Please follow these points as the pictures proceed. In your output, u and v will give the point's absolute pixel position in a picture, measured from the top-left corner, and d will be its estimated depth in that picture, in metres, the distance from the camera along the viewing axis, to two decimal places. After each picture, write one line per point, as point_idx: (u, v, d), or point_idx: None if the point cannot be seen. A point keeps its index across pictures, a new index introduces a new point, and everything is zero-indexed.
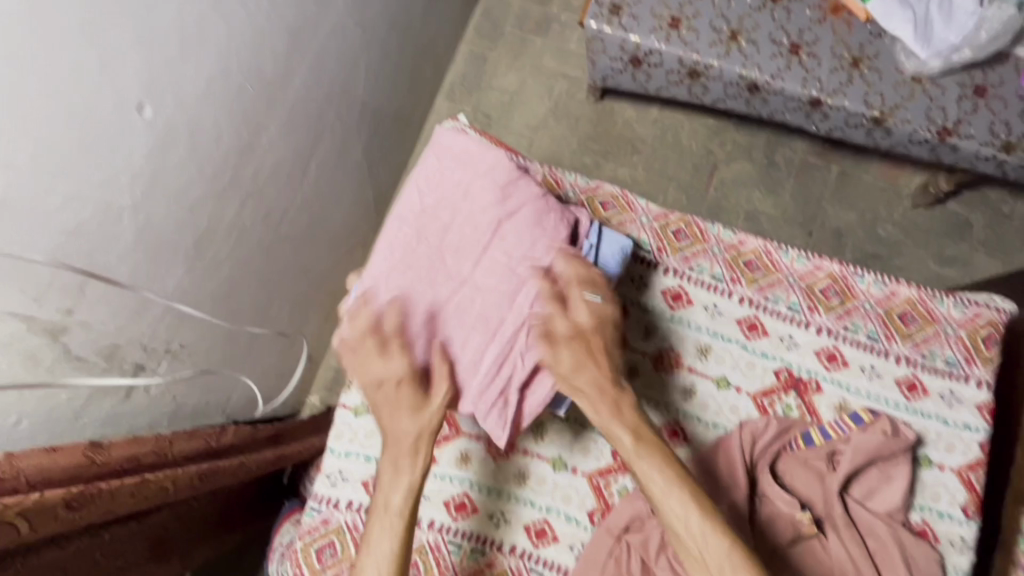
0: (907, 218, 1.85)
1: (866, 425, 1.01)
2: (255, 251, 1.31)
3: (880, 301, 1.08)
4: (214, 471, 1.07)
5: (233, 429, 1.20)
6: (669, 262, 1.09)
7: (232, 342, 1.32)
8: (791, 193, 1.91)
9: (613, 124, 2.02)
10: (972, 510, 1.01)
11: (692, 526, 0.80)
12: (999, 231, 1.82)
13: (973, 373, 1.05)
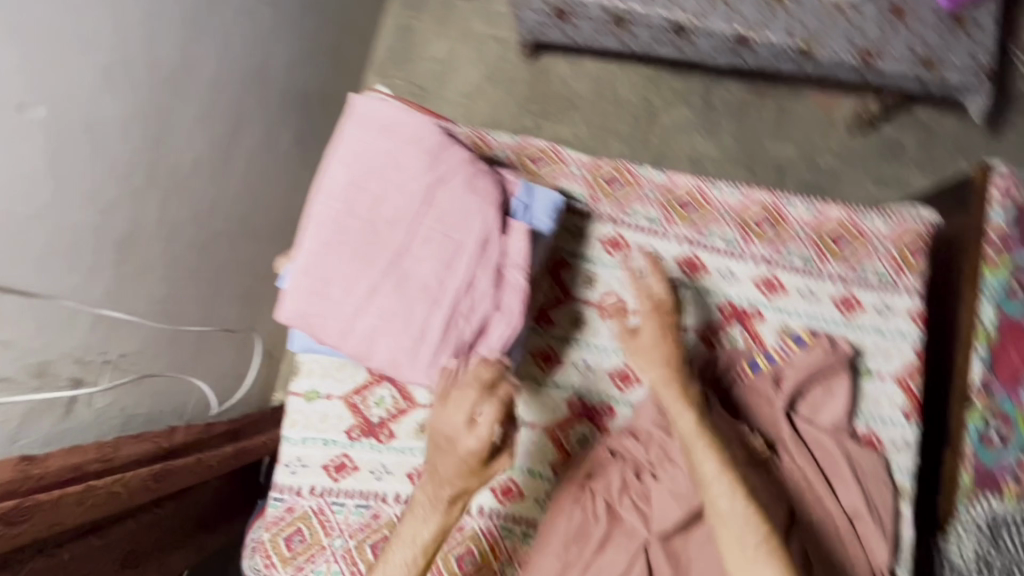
0: (845, 146, 1.88)
1: (808, 346, 1.05)
2: (188, 250, 1.26)
3: (812, 225, 1.10)
4: (168, 470, 1.09)
5: (184, 429, 1.21)
6: (604, 209, 1.10)
7: (179, 348, 1.29)
8: (731, 134, 1.93)
9: (549, 83, 2.00)
10: (913, 413, 1.05)
11: (730, 511, 0.87)
12: (933, 149, 1.83)
13: (904, 284, 1.08)
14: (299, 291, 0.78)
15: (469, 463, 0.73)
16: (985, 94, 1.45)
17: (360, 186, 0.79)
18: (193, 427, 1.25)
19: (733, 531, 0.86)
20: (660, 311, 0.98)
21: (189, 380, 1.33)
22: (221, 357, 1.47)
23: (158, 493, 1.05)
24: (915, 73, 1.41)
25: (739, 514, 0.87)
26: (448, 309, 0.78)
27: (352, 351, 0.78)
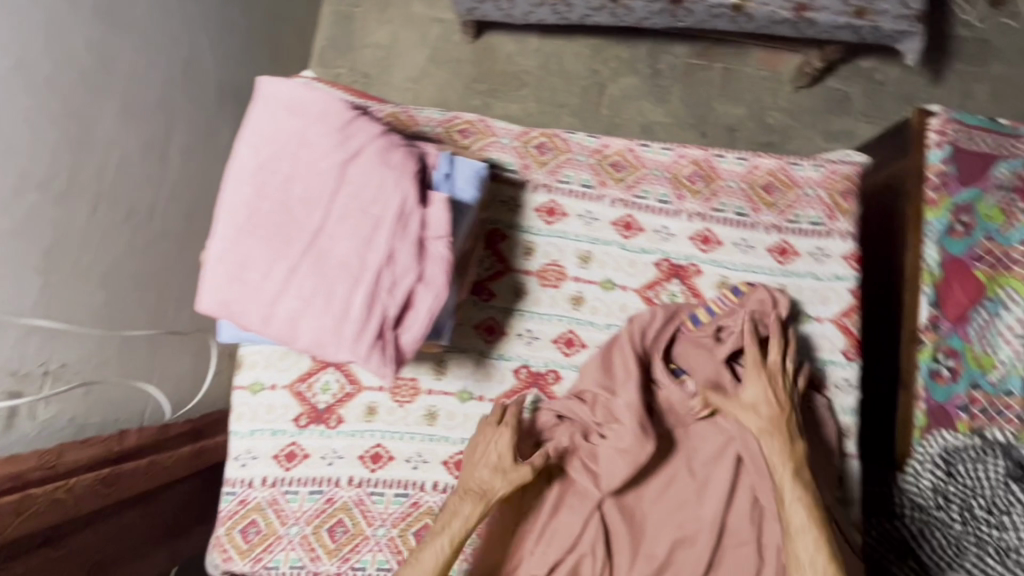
0: (792, 101, 1.89)
1: (744, 295, 1.05)
2: (127, 255, 1.23)
3: (743, 177, 1.11)
4: (118, 474, 1.15)
5: (137, 431, 1.24)
6: (536, 177, 1.09)
7: (131, 354, 1.25)
8: (680, 99, 1.93)
9: (495, 61, 1.98)
10: (853, 352, 1.08)
11: (811, 563, 0.86)
12: (878, 99, 1.87)
13: (836, 228, 1.10)
14: (219, 278, 0.77)
15: (502, 457, 0.91)
16: (918, 38, 1.43)
17: (272, 168, 0.78)
18: (147, 427, 1.29)
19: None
20: (767, 368, 0.98)
21: (146, 388, 1.28)
22: (180, 364, 1.40)
23: (110, 496, 1.12)
24: (846, 22, 1.41)
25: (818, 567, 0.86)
26: (370, 284, 0.77)
27: (277, 335, 0.77)
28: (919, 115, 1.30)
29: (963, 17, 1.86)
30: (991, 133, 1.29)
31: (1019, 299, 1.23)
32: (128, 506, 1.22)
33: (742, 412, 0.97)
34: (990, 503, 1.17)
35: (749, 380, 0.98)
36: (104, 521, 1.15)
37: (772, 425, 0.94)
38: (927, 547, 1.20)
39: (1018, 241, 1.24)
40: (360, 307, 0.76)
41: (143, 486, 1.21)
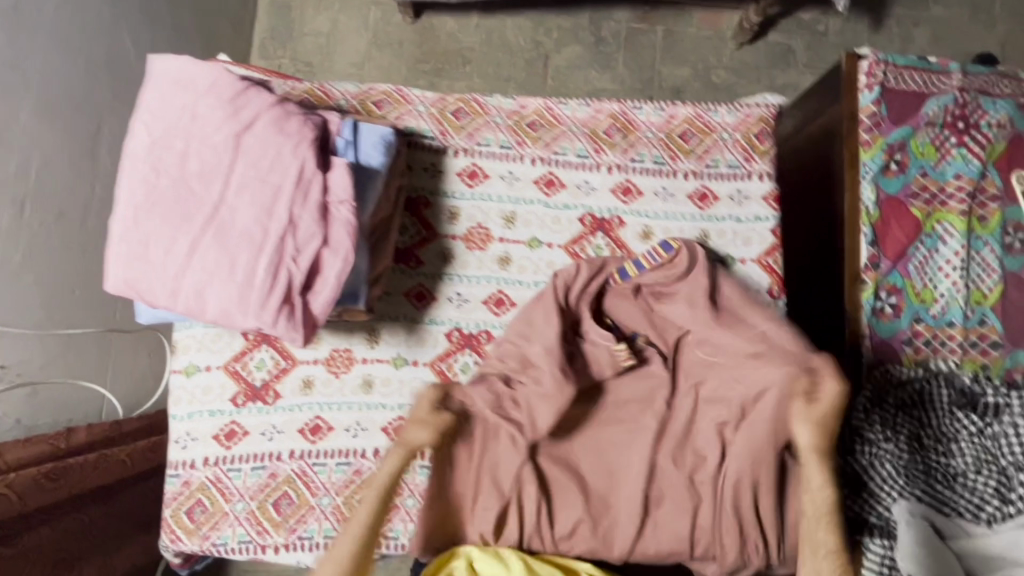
0: (736, 59, 1.88)
1: (674, 250, 1.03)
2: (60, 258, 1.22)
3: (660, 127, 1.13)
4: (65, 468, 1.12)
5: (84, 428, 1.22)
6: (455, 142, 1.10)
7: (76, 353, 1.26)
8: (624, 65, 1.90)
9: (438, 41, 1.91)
10: (777, 290, 1.10)
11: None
12: (819, 50, 1.89)
13: (754, 170, 1.12)
14: (123, 256, 0.78)
15: (423, 410, 0.92)
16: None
17: (167, 145, 0.79)
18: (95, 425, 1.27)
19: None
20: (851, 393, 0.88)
21: (95, 387, 1.30)
22: (135, 363, 1.43)
23: (57, 490, 1.08)
24: None
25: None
26: (273, 250, 0.78)
27: (185, 309, 0.78)
28: (850, 60, 1.36)
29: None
30: (919, 72, 1.37)
31: (954, 233, 1.31)
32: (82, 503, 1.20)
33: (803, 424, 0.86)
34: (938, 432, 1.14)
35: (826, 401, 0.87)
36: (59, 517, 1.12)
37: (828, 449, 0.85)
38: (878, 479, 1.12)
39: (950, 177, 1.33)
40: (264, 274, 0.77)
41: (93, 481, 1.18)
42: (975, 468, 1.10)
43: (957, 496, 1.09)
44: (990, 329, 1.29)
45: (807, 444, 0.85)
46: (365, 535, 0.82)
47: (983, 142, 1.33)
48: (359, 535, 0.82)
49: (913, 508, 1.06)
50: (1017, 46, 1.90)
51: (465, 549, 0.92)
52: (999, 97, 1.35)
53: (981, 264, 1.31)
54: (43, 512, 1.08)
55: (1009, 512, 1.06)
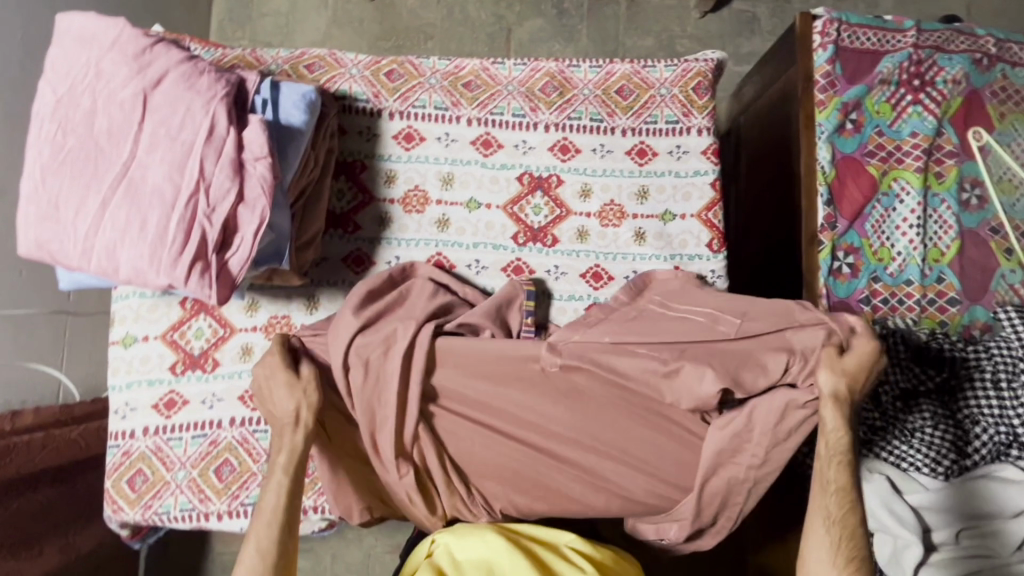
0: (700, 28, 1.84)
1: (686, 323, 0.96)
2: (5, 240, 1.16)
3: (597, 84, 1.12)
4: (8, 446, 1.02)
5: (32, 410, 1.12)
6: (389, 105, 1.09)
7: (29, 335, 1.18)
8: (588, 37, 1.85)
9: (398, 17, 1.85)
10: (717, 244, 1.09)
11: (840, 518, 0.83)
12: (784, 16, 1.86)
13: (693, 124, 1.11)
14: (32, 217, 0.77)
15: (284, 382, 0.89)
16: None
17: (74, 103, 0.78)
18: (44, 408, 1.16)
19: (831, 535, 0.82)
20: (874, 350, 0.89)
21: (51, 371, 1.23)
22: (92, 349, 1.36)
23: None
24: None
25: (844, 525, 0.83)
26: (184, 207, 0.77)
27: (98, 269, 0.77)
28: (803, 19, 1.31)
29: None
30: (872, 29, 1.32)
31: (910, 190, 1.30)
32: (40, 483, 1.11)
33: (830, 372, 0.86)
34: (901, 388, 1.16)
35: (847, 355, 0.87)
36: (13, 498, 1.03)
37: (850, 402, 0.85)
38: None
39: (906, 134, 1.32)
40: (175, 231, 0.76)
41: (42, 460, 1.10)
42: (934, 423, 1.12)
43: (913, 449, 1.11)
44: (948, 285, 1.29)
45: (827, 392, 0.85)
46: (277, 520, 0.82)
47: (938, 100, 1.32)
48: (280, 520, 0.82)
49: (870, 465, 1.13)
50: (980, 8, 1.89)
51: (442, 535, 0.85)
52: (954, 53, 1.33)
53: (938, 221, 1.31)
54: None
55: (963, 465, 1.10)
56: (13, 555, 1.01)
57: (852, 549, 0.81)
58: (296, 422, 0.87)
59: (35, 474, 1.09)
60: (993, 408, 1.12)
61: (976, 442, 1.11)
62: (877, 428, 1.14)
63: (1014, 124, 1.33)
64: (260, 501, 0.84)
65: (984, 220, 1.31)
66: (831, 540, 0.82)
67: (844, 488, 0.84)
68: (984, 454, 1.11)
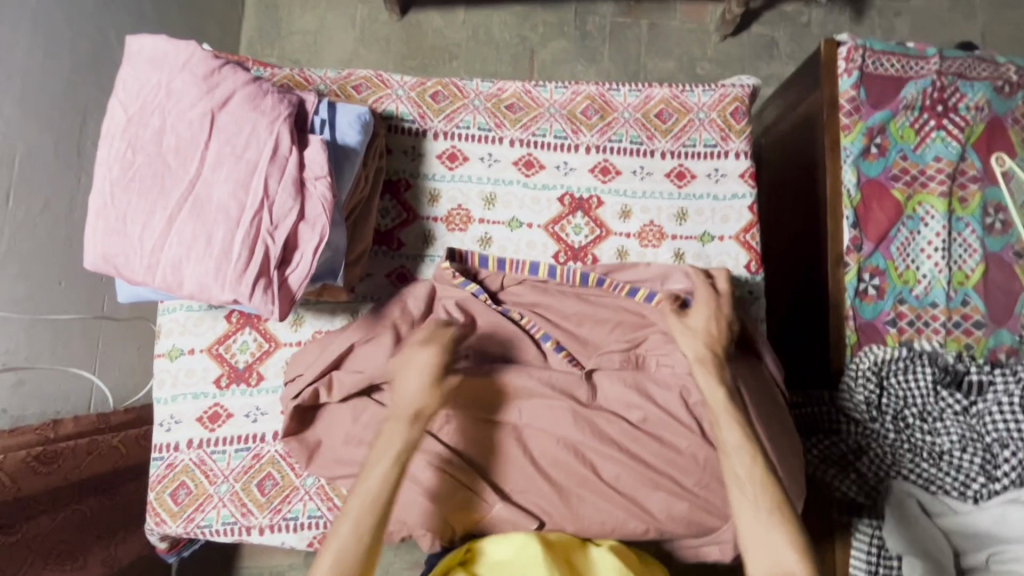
0: (720, 51, 1.88)
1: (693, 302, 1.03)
2: (49, 249, 1.18)
3: (637, 108, 1.14)
4: (57, 452, 1.04)
5: (72, 419, 1.13)
6: (434, 125, 1.12)
7: (64, 343, 1.21)
8: (611, 58, 1.88)
9: (423, 37, 1.88)
10: (755, 266, 1.11)
11: (748, 476, 0.86)
12: (803, 41, 1.89)
13: (731, 148, 1.13)
14: (100, 233, 0.79)
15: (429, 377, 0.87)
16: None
17: (144, 122, 0.81)
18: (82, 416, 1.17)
19: (750, 494, 0.85)
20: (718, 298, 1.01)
21: (86, 374, 1.24)
22: (123, 355, 1.37)
23: (50, 477, 1.01)
24: None
25: (755, 481, 0.86)
26: (249, 224, 0.79)
27: (162, 283, 0.79)
28: (828, 45, 1.34)
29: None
30: (897, 55, 1.35)
31: (935, 214, 1.32)
32: (84, 492, 1.11)
33: (687, 335, 0.98)
34: (921, 411, 1.17)
35: (697, 306, 1.00)
36: (59, 508, 1.04)
37: (712, 360, 0.96)
38: (869, 458, 1.18)
39: (930, 159, 1.34)
40: (240, 247, 0.78)
41: (90, 468, 1.12)
42: (961, 446, 1.14)
43: (944, 472, 1.14)
44: (973, 308, 1.30)
45: (692, 352, 0.96)
46: (376, 508, 0.80)
47: (961, 125, 1.34)
48: (379, 508, 0.80)
49: (901, 487, 1.16)
50: (994, 36, 1.92)
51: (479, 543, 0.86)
52: (976, 80, 1.35)
53: (963, 245, 1.32)
54: (41, 502, 1.00)
55: (993, 489, 1.11)
56: (57, 566, 1.02)
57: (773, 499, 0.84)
58: (416, 417, 0.85)
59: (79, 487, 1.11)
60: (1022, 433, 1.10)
61: (1004, 466, 1.10)
62: (905, 449, 1.17)
63: None
64: (362, 480, 0.82)
65: (1009, 245, 1.33)
66: (750, 499, 0.85)
67: (741, 443, 0.89)
68: (1012, 478, 1.09)
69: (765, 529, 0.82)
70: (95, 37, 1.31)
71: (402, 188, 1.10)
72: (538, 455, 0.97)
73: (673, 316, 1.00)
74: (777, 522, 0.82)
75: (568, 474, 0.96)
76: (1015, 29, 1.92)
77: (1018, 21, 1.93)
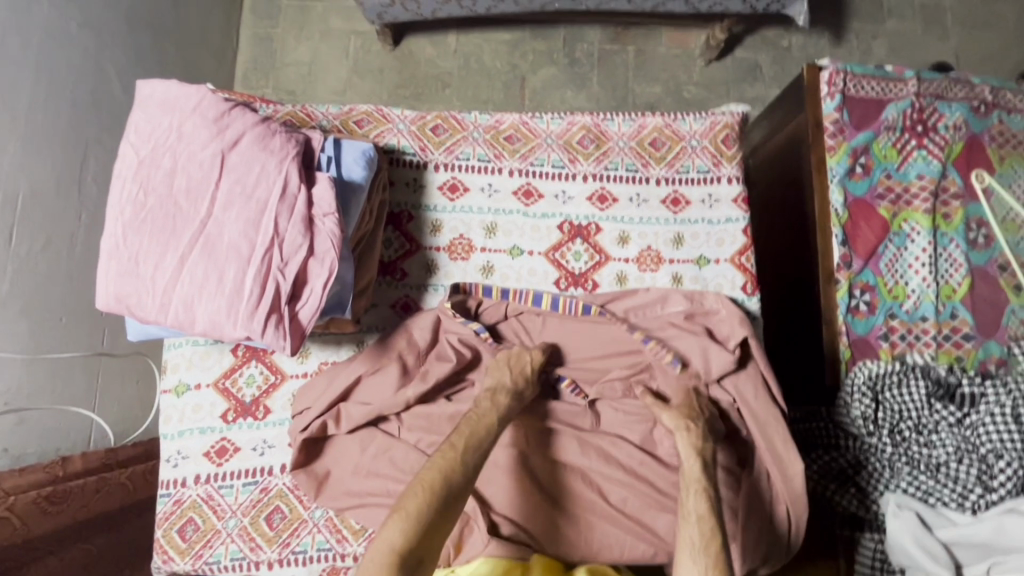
0: (706, 75, 1.93)
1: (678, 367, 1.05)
2: (51, 285, 1.19)
3: (631, 137, 1.18)
4: (66, 492, 1.10)
5: (82, 455, 1.19)
6: (435, 157, 1.14)
7: (65, 380, 1.21)
8: (600, 84, 1.93)
9: (416, 66, 1.93)
10: (751, 288, 1.14)
11: (704, 544, 0.82)
12: (785, 64, 1.95)
13: (723, 173, 1.16)
14: (112, 274, 0.80)
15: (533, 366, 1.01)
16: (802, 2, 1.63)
17: (155, 164, 0.82)
18: (92, 452, 1.23)
19: (699, 564, 0.80)
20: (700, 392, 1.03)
21: (84, 411, 1.24)
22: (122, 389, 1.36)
23: (58, 516, 1.07)
24: None
25: (709, 555, 0.81)
26: (260, 262, 0.80)
27: (174, 321, 0.80)
28: (810, 70, 1.39)
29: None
30: (876, 79, 1.40)
31: (921, 230, 1.36)
32: (89, 533, 1.14)
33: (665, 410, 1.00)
34: (917, 424, 1.20)
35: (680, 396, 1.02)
36: (65, 548, 1.07)
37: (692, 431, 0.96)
38: (865, 472, 1.24)
39: (913, 177, 1.39)
40: (252, 284, 0.79)
41: (97, 505, 1.17)
42: (957, 457, 1.16)
43: (942, 484, 1.16)
44: (961, 321, 1.34)
45: (675, 425, 0.97)
46: (481, 442, 0.88)
47: (941, 144, 1.39)
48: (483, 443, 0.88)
49: (899, 499, 1.17)
50: (967, 55, 2.00)
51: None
52: (953, 101, 1.41)
53: (948, 260, 1.36)
54: (48, 543, 1.04)
55: (991, 499, 1.13)
56: None
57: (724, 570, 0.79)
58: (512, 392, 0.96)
59: (86, 526, 1.13)
60: (1016, 444, 1.12)
61: (1000, 476, 1.12)
62: (903, 462, 1.20)
63: (1015, 166, 1.41)
64: (472, 417, 0.91)
65: (993, 258, 1.37)
66: (700, 571, 0.79)
67: (704, 513, 0.85)
68: (1009, 488, 1.11)
69: None
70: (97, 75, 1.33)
71: (404, 220, 1.12)
72: (546, 481, 0.99)
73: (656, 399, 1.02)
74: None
75: (575, 500, 0.98)
76: (986, 48, 2.00)
77: (989, 41, 2.01)
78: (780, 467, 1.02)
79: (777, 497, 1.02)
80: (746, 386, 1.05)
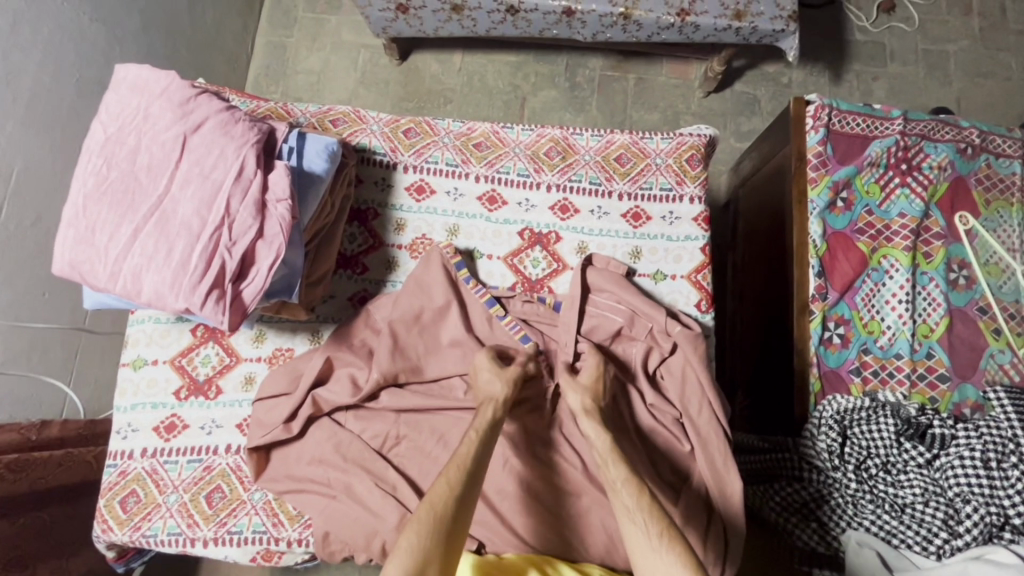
0: (703, 105, 1.96)
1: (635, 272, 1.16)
2: (37, 262, 1.23)
3: (597, 152, 1.21)
4: (28, 460, 1.13)
5: (62, 423, 1.25)
6: (404, 159, 1.19)
7: (42, 351, 1.24)
8: (598, 109, 1.97)
9: (421, 82, 1.98)
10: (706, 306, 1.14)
11: (637, 506, 0.82)
12: (782, 99, 1.97)
13: (685, 192, 1.18)
14: (69, 241, 0.84)
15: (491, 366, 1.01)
16: (796, 35, 1.61)
17: (121, 141, 0.88)
18: (71, 421, 1.29)
19: (640, 523, 0.80)
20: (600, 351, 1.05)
21: (58, 384, 1.27)
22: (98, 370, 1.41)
23: (16, 483, 1.09)
24: (728, 24, 1.58)
25: (643, 510, 0.82)
26: (208, 237, 0.84)
27: (123, 290, 0.84)
28: (797, 103, 1.40)
29: (858, 24, 2.03)
30: (862, 116, 1.41)
31: (899, 267, 1.35)
32: (48, 501, 1.18)
33: (573, 389, 1.00)
34: (884, 462, 1.16)
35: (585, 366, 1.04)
36: (18, 514, 1.10)
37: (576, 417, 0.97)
38: (827, 507, 1.18)
39: (895, 215, 1.38)
40: (198, 259, 0.83)
41: (57, 478, 1.20)
42: (923, 499, 1.12)
43: (906, 526, 1.11)
44: (937, 361, 1.31)
45: (579, 406, 0.98)
46: (484, 433, 0.90)
47: (924, 183, 1.39)
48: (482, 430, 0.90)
49: (861, 537, 1.12)
50: (969, 101, 2.00)
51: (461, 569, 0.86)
52: (939, 141, 1.41)
53: (926, 298, 1.35)
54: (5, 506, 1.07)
55: (957, 545, 1.08)
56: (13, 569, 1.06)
57: (664, 518, 0.81)
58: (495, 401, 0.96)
59: (46, 493, 1.17)
60: (984, 488, 1.08)
61: (967, 522, 1.07)
62: (869, 500, 1.15)
63: (999, 210, 1.40)
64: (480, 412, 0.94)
65: (973, 300, 1.36)
66: (645, 529, 0.79)
67: (630, 480, 0.86)
68: (975, 535, 1.06)
69: (656, 557, 0.77)
70: (105, 67, 1.40)
71: (370, 215, 1.16)
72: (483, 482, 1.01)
73: (563, 375, 1.03)
74: (673, 552, 0.77)
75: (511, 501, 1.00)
76: (987, 97, 2.01)
77: (991, 90, 2.01)
78: (719, 485, 1.01)
79: (716, 512, 1.00)
80: (692, 401, 1.05)
